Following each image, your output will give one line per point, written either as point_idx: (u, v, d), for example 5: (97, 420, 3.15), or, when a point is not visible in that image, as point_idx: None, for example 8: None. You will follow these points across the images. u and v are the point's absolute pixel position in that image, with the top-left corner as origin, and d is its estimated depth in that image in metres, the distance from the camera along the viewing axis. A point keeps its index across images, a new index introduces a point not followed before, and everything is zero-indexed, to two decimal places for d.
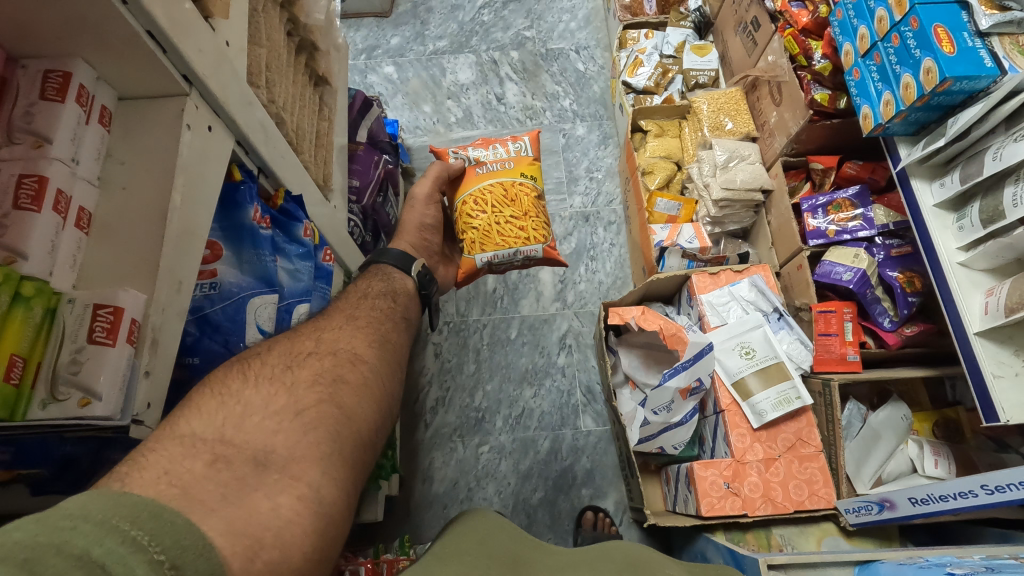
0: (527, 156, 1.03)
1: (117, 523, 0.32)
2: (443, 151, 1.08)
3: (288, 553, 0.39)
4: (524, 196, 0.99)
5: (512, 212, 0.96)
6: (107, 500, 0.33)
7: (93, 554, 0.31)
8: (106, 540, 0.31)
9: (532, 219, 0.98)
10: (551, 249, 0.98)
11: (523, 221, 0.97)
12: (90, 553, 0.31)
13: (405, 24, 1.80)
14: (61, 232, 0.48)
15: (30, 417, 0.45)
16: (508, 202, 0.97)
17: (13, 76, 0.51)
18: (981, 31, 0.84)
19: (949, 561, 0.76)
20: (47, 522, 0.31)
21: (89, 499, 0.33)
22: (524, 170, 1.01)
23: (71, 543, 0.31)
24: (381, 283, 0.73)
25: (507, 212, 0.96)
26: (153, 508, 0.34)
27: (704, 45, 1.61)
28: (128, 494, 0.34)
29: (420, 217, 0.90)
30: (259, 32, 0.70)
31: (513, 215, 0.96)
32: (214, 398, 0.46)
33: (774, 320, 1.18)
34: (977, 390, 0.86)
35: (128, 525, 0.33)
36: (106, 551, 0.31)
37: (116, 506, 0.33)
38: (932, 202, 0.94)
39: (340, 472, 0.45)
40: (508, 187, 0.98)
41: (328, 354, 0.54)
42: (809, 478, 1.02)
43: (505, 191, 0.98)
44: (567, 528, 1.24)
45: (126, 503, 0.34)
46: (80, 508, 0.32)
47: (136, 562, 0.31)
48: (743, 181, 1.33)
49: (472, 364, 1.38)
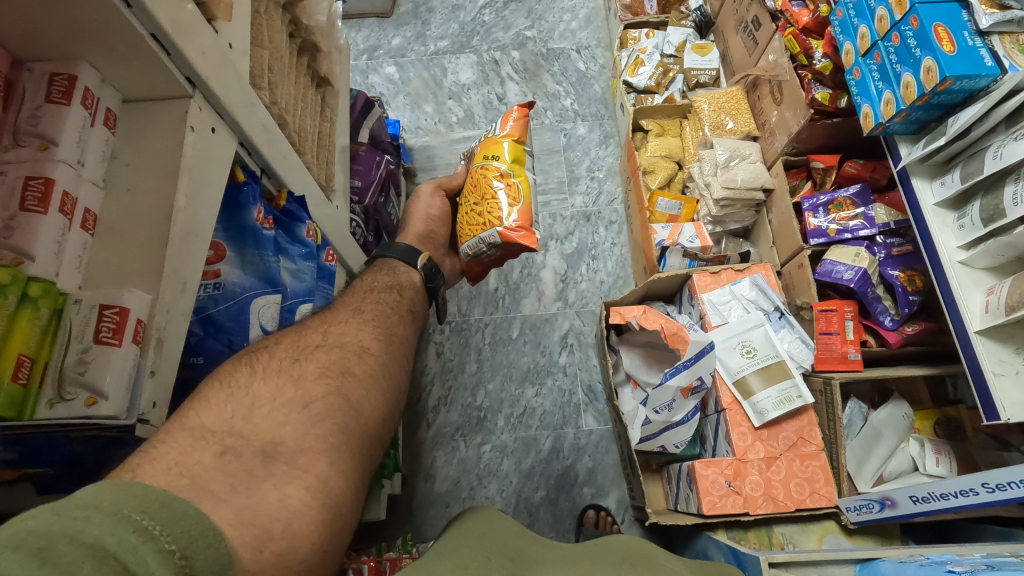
0: (500, 140, 0.90)
1: (128, 513, 0.33)
2: None
3: (296, 544, 0.39)
4: (484, 179, 0.89)
5: (475, 199, 0.89)
6: (118, 490, 0.34)
7: (106, 544, 0.31)
8: (118, 530, 0.32)
9: (489, 202, 0.86)
10: (506, 233, 0.84)
11: (482, 206, 0.87)
12: (103, 542, 0.31)
13: (406, 25, 1.80)
14: (67, 234, 0.49)
15: (38, 417, 0.46)
16: (473, 189, 0.90)
17: (20, 79, 0.51)
18: (981, 30, 0.84)
19: (949, 559, 0.76)
20: (61, 511, 0.31)
21: (101, 489, 0.34)
22: (487, 152, 0.91)
23: (84, 532, 0.31)
24: (386, 277, 0.74)
25: (473, 200, 0.90)
26: (164, 498, 0.35)
27: (704, 44, 1.61)
28: (138, 485, 0.35)
29: (427, 208, 0.91)
30: (261, 33, 0.70)
31: (475, 202, 0.89)
32: (222, 390, 0.46)
33: (775, 318, 1.18)
34: (977, 389, 0.86)
35: (139, 515, 0.33)
36: (118, 541, 0.31)
37: (127, 496, 0.34)
38: (932, 201, 0.95)
39: (348, 463, 0.45)
40: (474, 176, 0.91)
41: (335, 347, 0.55)
42: (811, 477, 1.02)
43: (475, 180, 0.92)
44: (569, 526, 1.24)
45: (137, 494, 0.34)
46: (92, 498, 0.33)
47: (148, 552, 0.32)
48: (743, 180, 1.33)
49: (473, 363, 1.39)
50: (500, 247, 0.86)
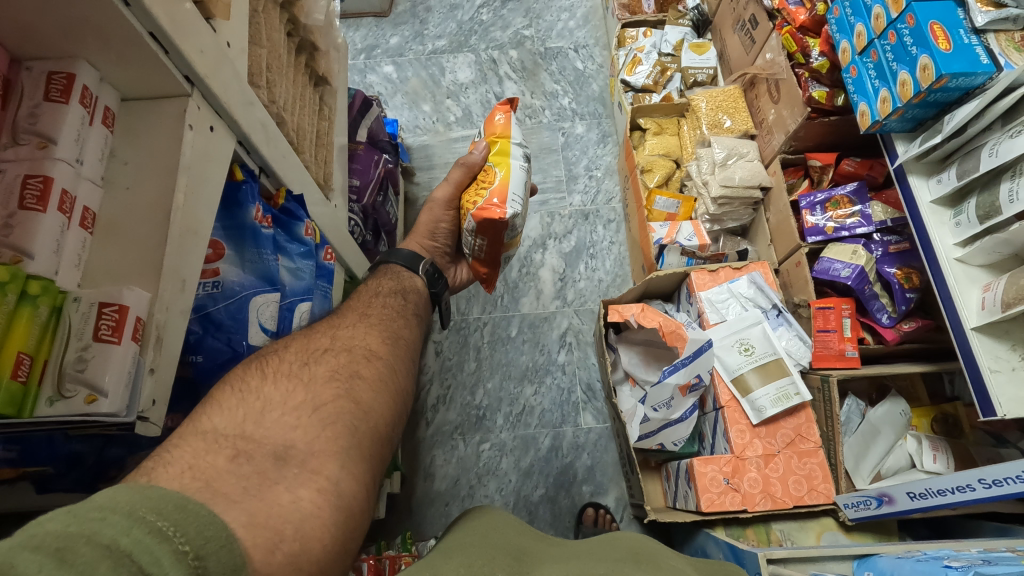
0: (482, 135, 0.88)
1: (143, 514, 0.32)
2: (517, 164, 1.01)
3: (308, 545, 0.39)
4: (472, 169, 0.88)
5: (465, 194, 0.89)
6: (135, 492, 0.34)
7: (121, 544, 0.31)
8: (133, 530, 0.31)
9: (471, 190, 0.85)
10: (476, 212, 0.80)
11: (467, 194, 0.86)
12: (119, 542, 0.31)
13: (404, 24, 1.80)
14: (67, 232, 0.49)
15: (38, 415, 0.46)
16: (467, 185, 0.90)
17: (18, 78, 0.51)
18: (976, 28, 0.84)
19: (947, 555, 0.77)
20: (78, 512, 0.31)
21: (118, 492, 0.34)
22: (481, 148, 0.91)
23: (100, 533, 0.31)
24: (390, 281, 0.74)
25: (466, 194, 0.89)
26: (179, 500, 0.34)
27: (702, 43, 1.62)
28: (154, 487, 0.34)
29: (435, 221, 0.88)
30: (260, 32, 0.70)
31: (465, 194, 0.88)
32: (234, 394, 0.47)
33: (773, 316, 1.18)
34: (974, 385, 0.86)
35: (154, 516, 0.33)
36: (133, 541, 0.31)
37: (143, 498, 0.33)
38: (929, 198, 0.95)
39: (358, 465, 0.46)
40: None
41: (343, 351, 0.56)
42: (809, 474, 1.03)
43: None
44: (568, 524, 1.25)
45: (152, 496, 0.34)
46: (109, 499, 0.33)
47: (163, 553, 0.31)
48: (741, 178, 1.33)
49: (472, 362, 1.39)
50: (481, 231, 0.82)
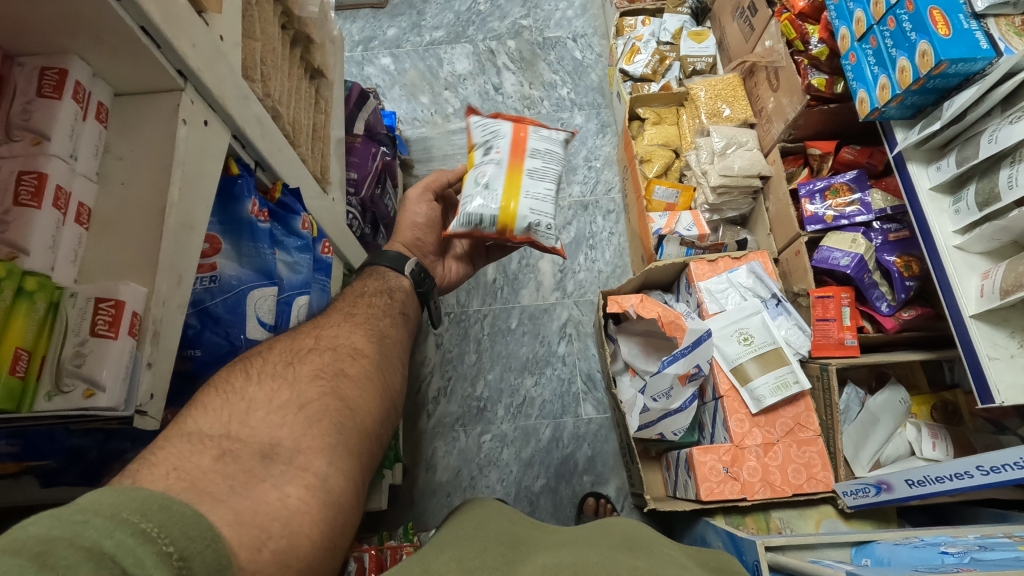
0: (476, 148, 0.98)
1: (127, 515, 0.33)
2: (518, 131, 0.90)
3: (296, 542, 0.40)
4: None
5: None
6: (118, 495, 0.34)
7: (104, 546, 0.31)
8: (116, 532, 0.32)
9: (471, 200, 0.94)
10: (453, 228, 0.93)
11: None
12: (101, 545, 0.31)
13: (402, 15, 1.79)
14: (62, 228, 0.49)
15: (37, 410, 0.46)
16: None
17: (11, 74, 0.51)
18: (976, 13, 0.83)
19: (943, 541, 0.77)
20: (60, 516, 0.31)
21: (102, 494, 0.34)
22: None
23: (83, 535, 0.31)
24: (375, 282, 0.75)
25: None
26: (162, 501, 0.35)
27: (701, 31, 1.60)
28: (138, 489, 0.35)
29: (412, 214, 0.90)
30: (253, 25, 0.70)
31: None
32: (219, 395, 0.47)
33: (773, 306, 1.18)
34: (972, 372, 0.86)
35: (138, 518, 0.33)
36: (117, 543, 0.31)
37: (126, 499, 0.34)
38: (928, 185, 0.94)
39: (347, 462, 0.46)
40: None
41: (328, 349, 0.56)
42: (808, 462, 1.03)
43: None
44: (569, 513, 1.25)
45: (136, 497, 0.34)
46: (92, 502, 0.33)
47: (146, 554, 0.32)
48: (740, 167, 1.32)
49: (473, 354, 1.39)
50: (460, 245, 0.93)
